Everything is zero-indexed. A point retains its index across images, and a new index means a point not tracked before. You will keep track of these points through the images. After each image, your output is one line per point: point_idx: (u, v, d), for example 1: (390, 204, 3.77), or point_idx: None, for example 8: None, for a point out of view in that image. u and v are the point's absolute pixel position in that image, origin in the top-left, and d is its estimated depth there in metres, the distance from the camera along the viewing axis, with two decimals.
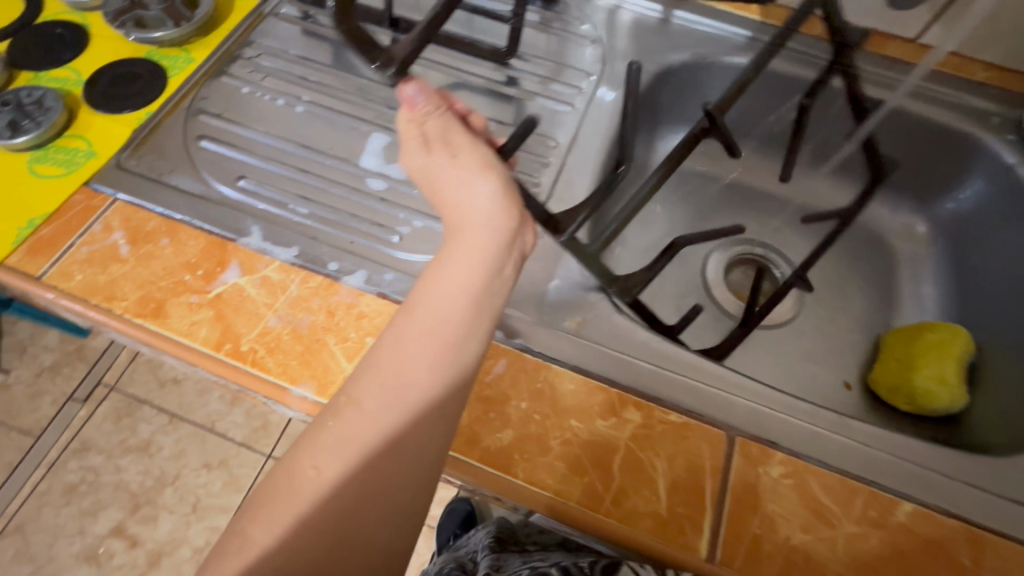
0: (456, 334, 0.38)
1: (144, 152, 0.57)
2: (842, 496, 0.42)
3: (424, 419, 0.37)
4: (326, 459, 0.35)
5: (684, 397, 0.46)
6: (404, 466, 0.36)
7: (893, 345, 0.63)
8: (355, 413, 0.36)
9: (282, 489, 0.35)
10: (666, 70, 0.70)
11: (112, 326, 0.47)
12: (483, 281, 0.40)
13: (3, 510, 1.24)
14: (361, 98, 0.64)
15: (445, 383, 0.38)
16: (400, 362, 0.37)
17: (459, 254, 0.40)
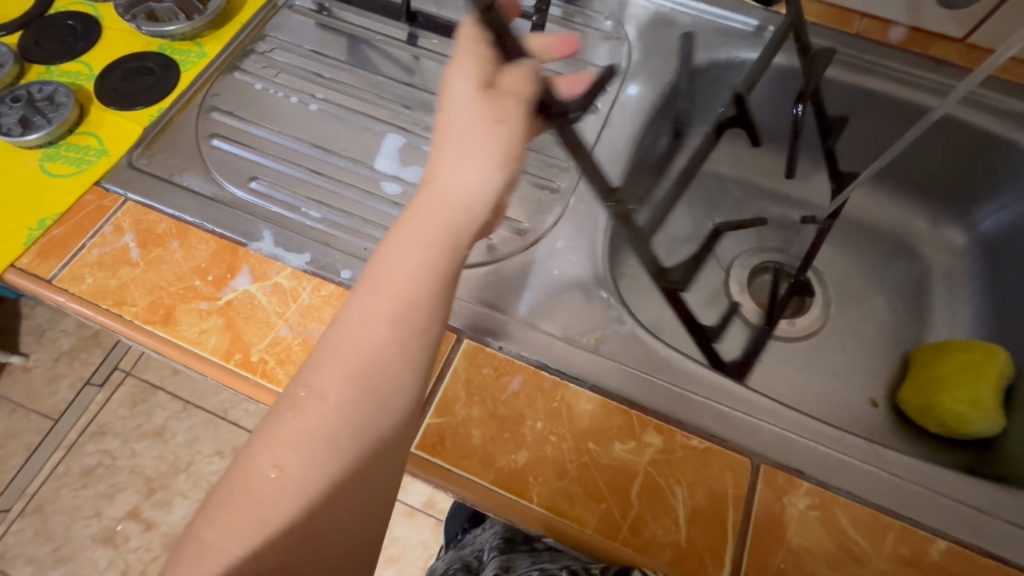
0: (422, 318, 0.36)
1: (156, 151, 0.56)
2: (872, 531, 0.40)
3: (388, 408, 0.35)
4: (285, 457, 0.33)
5: (708, 421, 0.44)
6: (371, 458, 0.35)
7: (924, 361, 0.61)
8: (315, 408, 0.34)
9: (242, 491, 0.33)
10: (693, 69, 0.67)
11: (122, 331, 0.47)
12: (452, 263, 0.37)
13: (23, 491, 1.26)
14: (376, 96, 0.62)
15: (411, 369, 0.36)
16: (362, 352, 0.35)
17: (428, 233, 0.37)
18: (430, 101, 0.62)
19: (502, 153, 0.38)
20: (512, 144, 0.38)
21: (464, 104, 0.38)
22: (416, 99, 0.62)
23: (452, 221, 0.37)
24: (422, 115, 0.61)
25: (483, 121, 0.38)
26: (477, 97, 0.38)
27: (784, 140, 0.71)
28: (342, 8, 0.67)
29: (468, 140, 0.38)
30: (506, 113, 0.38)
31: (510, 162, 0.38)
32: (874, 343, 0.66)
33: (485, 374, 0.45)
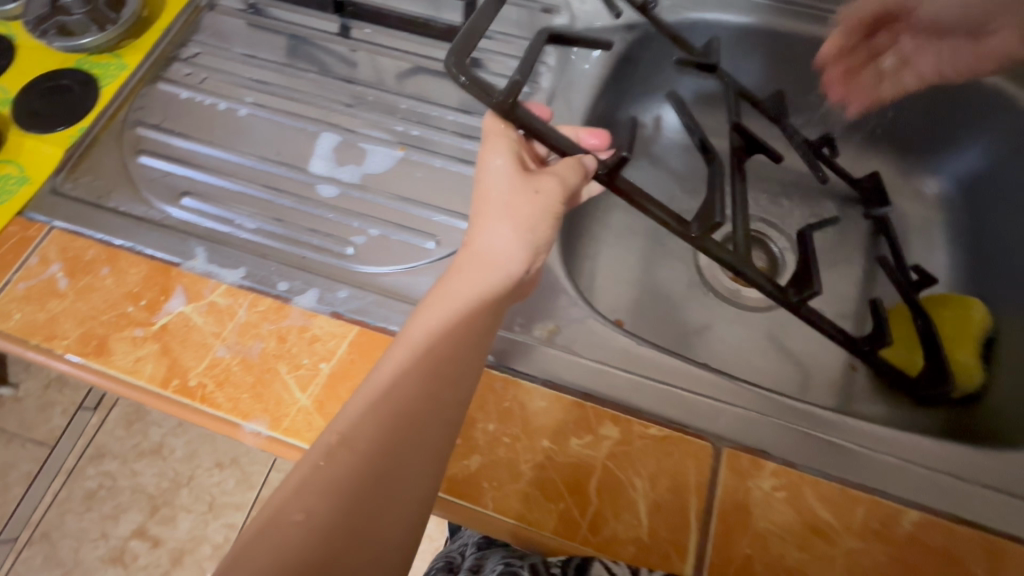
0: (457, 372, 0.39)
1: (81, 173, 0.54)
2: (842, 508, 0.39)
3: (419, 460, 0.36)
4: (317, 499, 0.34)
5: (668, 408, 0.43)
6: (397, 509, 0.35)
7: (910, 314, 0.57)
8: (353, 450, 0.35)
9: (271, 531, 0.33)
10: (643, 35, 0.64)
11: (56, 366, 0.45)
12: (482, 320, 0.41)
13: (29, 519, 1.26)
14: (308, 95, 0.59)
15: (445, 423, 0.38)
16: (402, 401, 0.37)
17: (464, 289, 0.41)
18: (366, 94, 0.59)
19: (531, 220, 0.43)
20: (541, 213, 0.43)
21: (499, 176, 0.44)
22: (352, 94, 0.59)
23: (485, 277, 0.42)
24: (359, 110, 0.58)
25: (519, 189, 0.43)
26: (511, 173, 0.44)
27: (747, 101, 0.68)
28: (273, 5, 0.64)
29: (504, 207, 0.43)
30: (542, 188, 0.43)
31: (539, 228, 0.43)
32: (854, 302, 0.63)
33: None
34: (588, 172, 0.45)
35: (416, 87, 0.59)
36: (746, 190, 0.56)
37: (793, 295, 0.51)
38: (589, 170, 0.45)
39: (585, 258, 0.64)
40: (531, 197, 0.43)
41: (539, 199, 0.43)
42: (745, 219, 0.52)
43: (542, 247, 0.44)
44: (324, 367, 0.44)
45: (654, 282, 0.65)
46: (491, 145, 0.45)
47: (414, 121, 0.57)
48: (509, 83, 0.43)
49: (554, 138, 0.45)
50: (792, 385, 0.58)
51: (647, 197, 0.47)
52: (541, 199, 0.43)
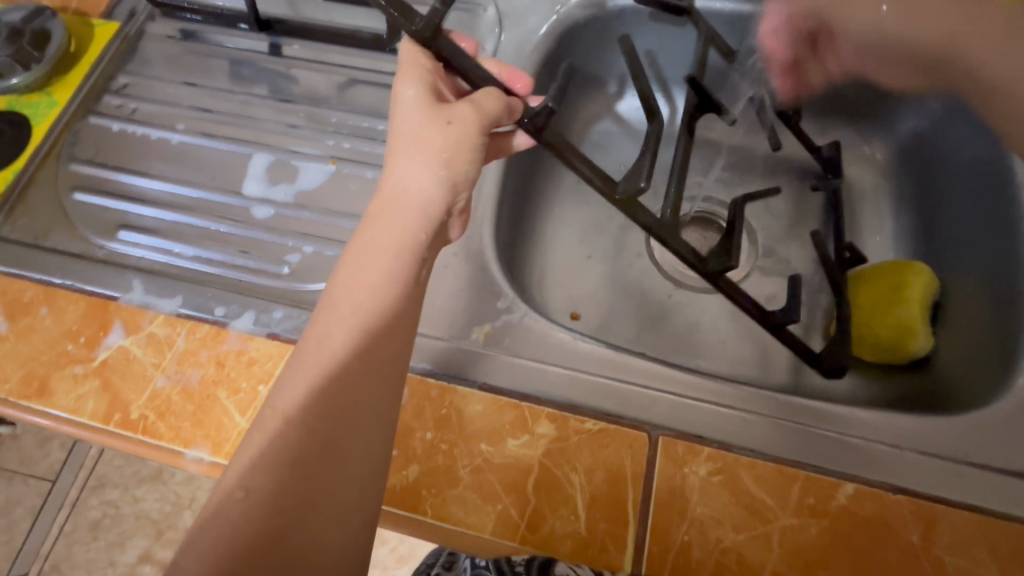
0: (389, 322, 0.36)
1: (18, 216, 0.54)
2: (778, 487, 0.39)
3: (361, 416, 0.34)
4: (255, 473, 0.31)
5: (603, 400, 0.43)
6: (345, 469, 0.33)
7: (874, 284, 0.56)
8: (285, 420, 0.33)
9: (211, 517, 0.31)
10: (573, 26, 0.63)
11: (2, 410, 0.45)
12: (409, 265, 0.38)
13: (37, 552, 1.23)
14: (241, 118, 0.59)
15: (383, 375, 0.35)
16: (329, 362, 0.34)
17: (386, 235, 0.38)
18: (299, 110, 0.59)
19: (448, 153, 0.39)
20: (457, 144, 0.39)
21: (411, 107, 0.40)
22: (287, 111, 0.59)
23: (408, 219, 0.39)
24: (293, 128, 0.58)
25: (429, 121, 0.40)
26: (424, 103, 0.40)
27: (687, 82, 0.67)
28: (204, 28, 0.64)
29: (417, 140, 0.39)
30: (457, 115, 0.40)
31: (457, 160, 0.39)
32: (807, 276, 0.62)
33: None
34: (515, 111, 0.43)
35: (352, 100, 0.59)
36: (688, 147, 0.55)
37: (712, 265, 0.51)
38: (517, 112, 0.44)
39: (535, 253, 0.64)
40: (444, 127, 0.39)
41: (452, 129, 0.39)
42: (676, 189, 0.51)
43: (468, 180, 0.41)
44: (262, 390, 0.44)
45: (605, 272, 0.64)
46: (402, 77, 0.42)
47: (346, 134, 0.57)
48: (428, 11, 0.41)
49: (478, 76, 0.44)
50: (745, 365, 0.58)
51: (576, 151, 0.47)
52: (454, 129, 0.39)
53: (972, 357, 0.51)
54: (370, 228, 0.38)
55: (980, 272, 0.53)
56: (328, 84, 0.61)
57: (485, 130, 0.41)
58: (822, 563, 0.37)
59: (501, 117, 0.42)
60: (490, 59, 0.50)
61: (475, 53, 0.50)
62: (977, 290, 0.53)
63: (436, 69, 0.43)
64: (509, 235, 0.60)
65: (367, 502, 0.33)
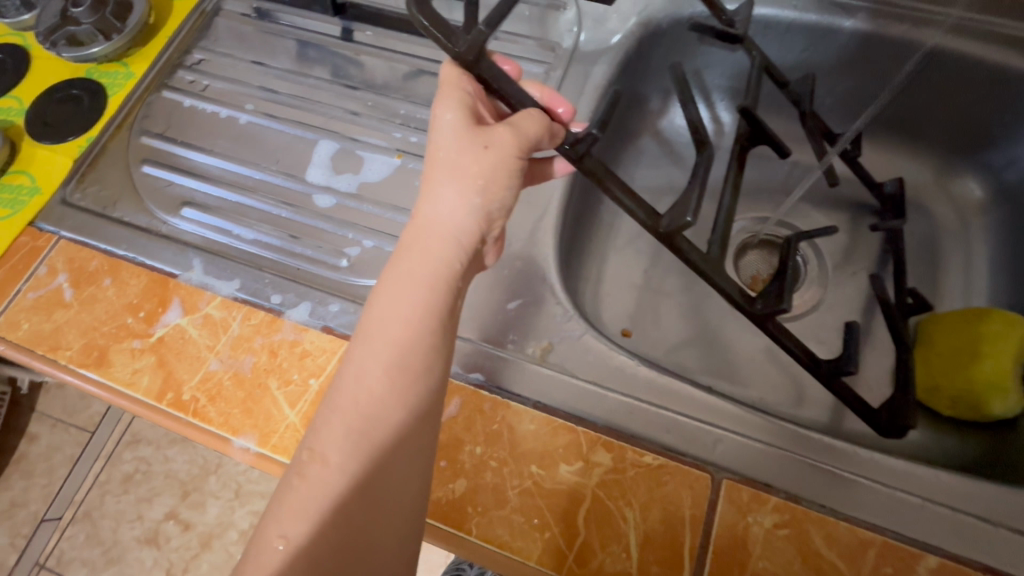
0: (425, 360, 0.33)
1: (89, 184, 0.54)
2: (850, 549, 0.36)
3: (398, 460, 0.32)
4: (295, 526, 0.30)
5: (663, 434, 0.41)
6: (384, 519, 0.31)
7: (957, 326, 0.52)
8: (322, 467, 0.31)
9: (252, 568, 0.30)
10: (655, 29, 0.60)
11: (61, 376, 0.46)
12: (446, 297, 0.35)
13: (72, 499, 1.27)
14: (308, 102, 0.58)
15: (419, 415, 0.33)
16: (362, 403, 0.32)
17: (421, 266, 0.35)
18: (367, 98, 0.58)
19: (484, 180, 0.36)
20: (494, 170, 0.36)
21: (449, 131, 0.37)
22: (353, 99, 0.58)
23: (446, 249, 0.36)
24: (358, 116, 0.57)
25: (465, 147, 0.37)
26: (464, 126, 0.37)
27: (770, 98, 0.63)
28: (278, 9, 0.63)
29: (454, 167, 0.36)
30: (495, 139, 0.36)
31: (495, 188, 0.36)
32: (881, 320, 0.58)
33: None
34: (554, 135, 0.39)
35: (419, 92, 0.58)
36: (739, 179, 0.51)
37: (759, 307, 0.46)
38: (558, 137, 0.39)
39: (593, 264, 0.61)
40: (480, 152, 0.36)
41: (489, 155, 0.36)
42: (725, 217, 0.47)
43: (508, 207, 0.38)
44: (313, 383, 0.43)
45: (662, 291, 0.61)
46: (441, 99, 0.38)
47: (413, 127, 0.56)
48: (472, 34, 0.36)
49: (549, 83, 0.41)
50: (808, 405, 0.54)
51: (617, 180, 0.42)
52: (491, 155, 0.36)
53: None
54: (405, 258, 0.35)
55: None
56: (398, 73, 0.59)
57: (525, 154, 0.38)
58: None
59: (541, 141, 0.38)
60: (532, 82, 0.45)
61: (518, 75, 0.44)
62: None
63: (479, 93, 0.40)
64: (569, 244, 0.58)
65: (408, 547, 0.32)
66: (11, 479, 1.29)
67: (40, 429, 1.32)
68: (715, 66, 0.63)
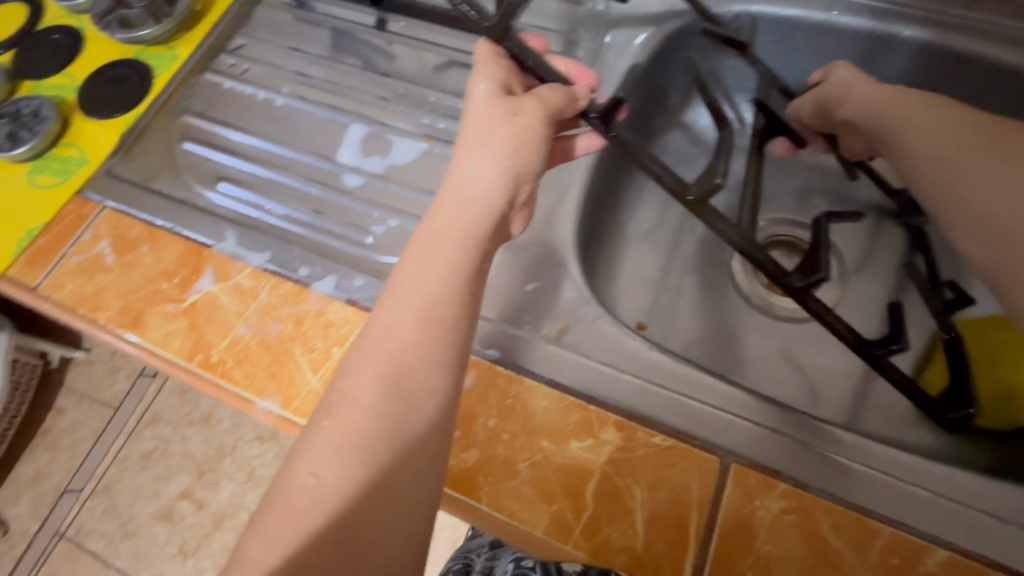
0: (451, 315, 0.35)
1: (133, 158, 0.57)
2: (857, 539, 0.36)
3: (423, 408, 0.33)
4: (325, 462, 0.32)
5: (675, 417, 0.41)
6: (407, 463, 0.32)
7: (971, 334, 0.53)
8: (351, 409, 0.32)
9: (280, 501, 0.31)
10: (680, 28, 0.61)
11: (100, 335, 0.48)
12: (473, 257, 0.36)
13: (92, 473, 1.31)
14: (341, 88, 0.61)
15: (443, 367, 0.34)
16: (391, 351, 0.34)
17: (451, 227, 0.36)
18: (397, 86, 0.60)
19: (514, 145, 0.37)
20: (523, 136, 0.37)
21: (481, 101, 0.39)
22: (385, 86, 0.60)
23: (474, 209, 0.37)
24: (388, 103, 0.59)
25: (495, 115, 0.38)
26: (496, 98, 0.39)
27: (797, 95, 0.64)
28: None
29: (484, 133, 0.37)
30: (523, 109, 0.38)
31: (524, 153, 0.38)
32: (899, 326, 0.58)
33: None
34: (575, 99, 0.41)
35: (448, 82, 0.60)
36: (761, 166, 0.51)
37: (797, 281, 0.47)
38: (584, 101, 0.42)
39: (612, 257, 0.62)
40: (509, 120, 0.37)
41: (518, 122, 0.37)
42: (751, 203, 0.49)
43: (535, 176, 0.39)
44: (335, 352, 0.45)
45: (679, 286, 0.62)
46: (476, 73, 0.40)
47: (441, 114, 0.57)
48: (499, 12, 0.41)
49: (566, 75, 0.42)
50: (822, 404, 0.54)
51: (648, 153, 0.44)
52: (520, 122, 0.37)
53: None
54: (434, 219, 0.37)
55: None
56: (430, 63, 0.61)
57: (552, 126, 0.39)
58: None
59: (563, 111, 0.40)
60: (559, 57, 0.47)
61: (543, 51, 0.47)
62: None
63: (511, 68, 0.42)
64: (589, 234, 0.59)
65: (429, 495, 0.33)
66: (37, 450, 1.34)
67: (67, 403, 1.37)
68: (741, 65, 0.63)
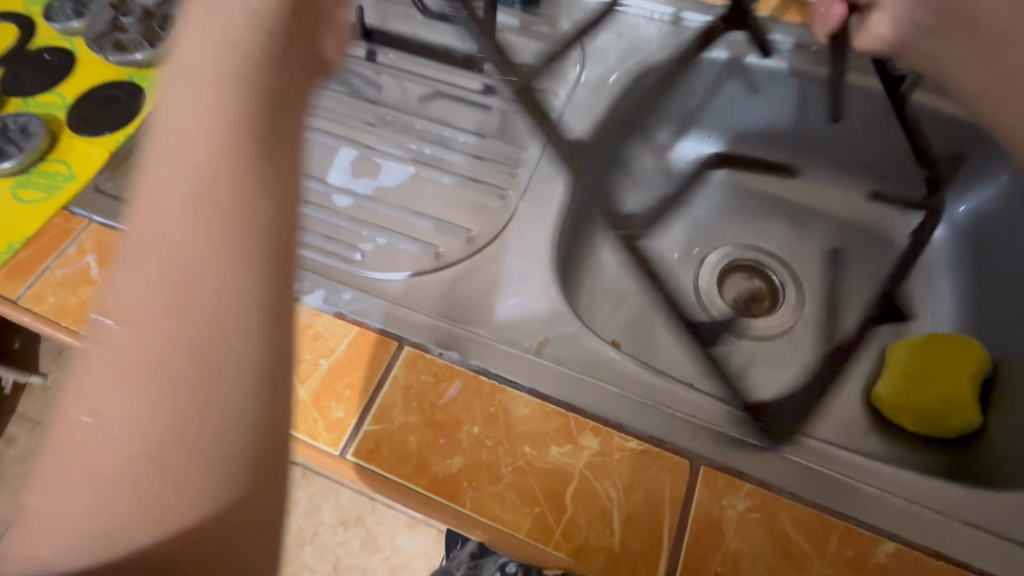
0: (235, 149, 0.25)
1: (121, 174, 0.58)
2: (816, 535, 0.39)
3: (214, 277, 0.24)
4: (99, 391, 0.23)
5: (646, 423, 0.44)
6: (212, 356, 0.23)
7: (922, 348, 0.57)
8: (116, 314, 0.23)
9: (58, 460, 0.23)
10: (649, 70, 0.67)
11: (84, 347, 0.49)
12: (253, 77, 0.26)
13: None
14: (334, 112, 0.64)
15: (237, 217, 0.24)
16: (160, 220, 0.24)
17: (207, 42, 0.26)
18: (384, 113, 0.63)
19: None
20: None
21: None
22: (372, 112, 0.63)
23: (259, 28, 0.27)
24: (375, 128, 0.62)
25: None
26: None
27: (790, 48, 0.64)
28: None
29: None
30: None
31: None
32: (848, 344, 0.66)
33: (424, 381, 0.45)
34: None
35: (435, 110, 0.63)
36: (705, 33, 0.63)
37: None
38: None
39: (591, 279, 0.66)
40: None
41: None
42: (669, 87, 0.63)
43: None
44: (323, 363, 0.46)
45: None
46: None
47: (428, 140, 0.61)
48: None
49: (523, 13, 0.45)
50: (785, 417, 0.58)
51: None
52: None
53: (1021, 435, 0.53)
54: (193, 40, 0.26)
55: None
56: (418, 92, 0.64)
57: None
58: None
59: None
60: None
61: None
62: None
63: None
64: (567, 256, 0.62)
65: (261, 412, 0.24)
66: None
67: (19, 432, 1.30)
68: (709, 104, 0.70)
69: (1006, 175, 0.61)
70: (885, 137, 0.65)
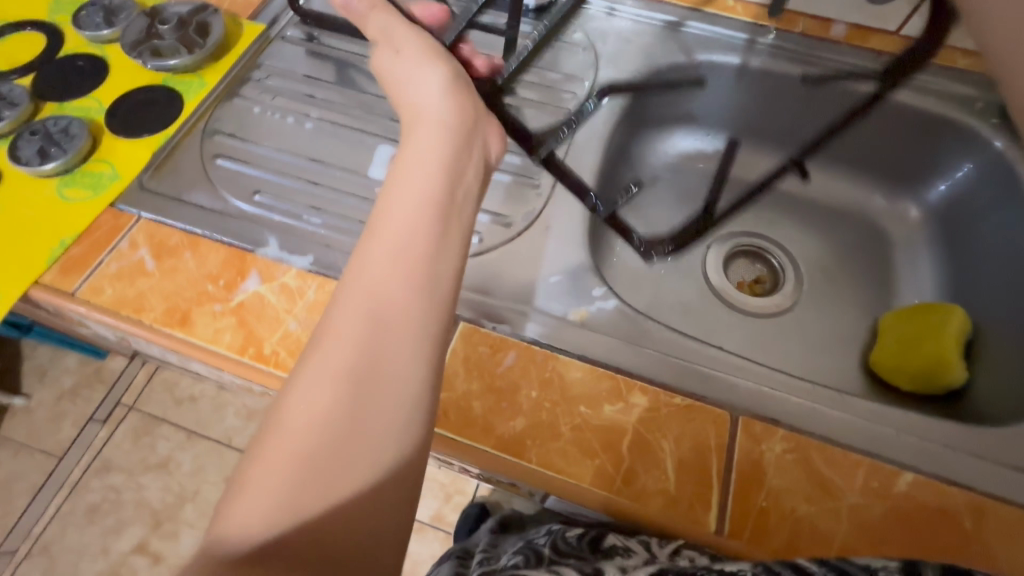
0: (427, 255, 0.37)
1: (164, 173, 0.61)
2: (844, 469, 0.44)
3: (402, 331, 0.35)
4: (319, 386, 0.32)
5: (689, 380, 0.48)
6: (395, 375, 0.33)
7: (911, 315, 0.64)
8: (334, 339, 0.34)
9: (275, 427, 0.32)
10: (656, 72, 0.73)
11: (148, 336, 0.51)
12: (441, 197, 0.40)
13: (26, 534, 1.15)
14: (364, 112, 0.68)
15: (430, 305, 0.36)
16: (379, 277, 0.36)
17: (413, 159, 0.42)
18: None
19: (449, 89, 0.46)
20: (446, 90, 0.46)
21: (410, 66, 0.47)
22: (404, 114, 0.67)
23: (461, 159, 0.43)
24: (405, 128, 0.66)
25: (423, 71, 0.47)
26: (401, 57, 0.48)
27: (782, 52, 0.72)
28: (328, 35, 0.74)
29: (422, 65, 0.47)
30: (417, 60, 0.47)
31: (454, 96, 0.46)
32: (840, 319, 0.73)
33: (481, 351, 0.49)
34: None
35: None
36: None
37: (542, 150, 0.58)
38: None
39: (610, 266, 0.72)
40: (420, 67, 0.47)
41: (415, 66, 0.47)
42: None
43: (470, 112, 0.46)
44: None
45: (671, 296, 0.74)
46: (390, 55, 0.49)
47: None
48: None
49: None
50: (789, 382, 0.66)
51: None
52: (437, 75, 0.46)
53: (1005, 386, 0.59)
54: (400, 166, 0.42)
55: (1011, 316, 0.63)
56: None
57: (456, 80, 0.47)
58: (885, 537, 0.41)
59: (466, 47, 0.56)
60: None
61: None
62: (1009, 332, 0.62)
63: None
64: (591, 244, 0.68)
65: (419, 429, 0.33)
66: None
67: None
68: (710, 102, 0.77)
69: (969, 165, 0.69)
70: (861, 130, 0.74)
